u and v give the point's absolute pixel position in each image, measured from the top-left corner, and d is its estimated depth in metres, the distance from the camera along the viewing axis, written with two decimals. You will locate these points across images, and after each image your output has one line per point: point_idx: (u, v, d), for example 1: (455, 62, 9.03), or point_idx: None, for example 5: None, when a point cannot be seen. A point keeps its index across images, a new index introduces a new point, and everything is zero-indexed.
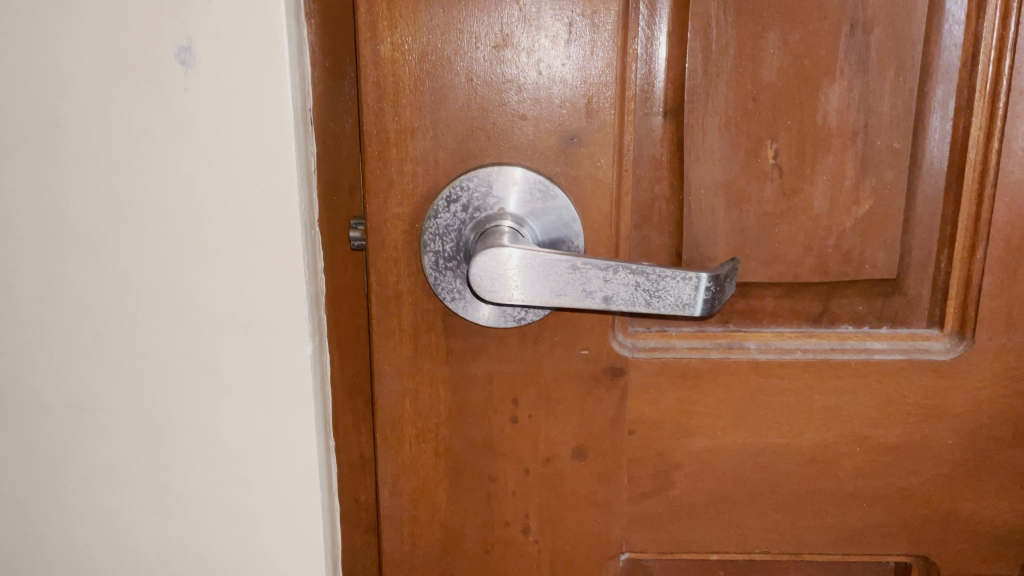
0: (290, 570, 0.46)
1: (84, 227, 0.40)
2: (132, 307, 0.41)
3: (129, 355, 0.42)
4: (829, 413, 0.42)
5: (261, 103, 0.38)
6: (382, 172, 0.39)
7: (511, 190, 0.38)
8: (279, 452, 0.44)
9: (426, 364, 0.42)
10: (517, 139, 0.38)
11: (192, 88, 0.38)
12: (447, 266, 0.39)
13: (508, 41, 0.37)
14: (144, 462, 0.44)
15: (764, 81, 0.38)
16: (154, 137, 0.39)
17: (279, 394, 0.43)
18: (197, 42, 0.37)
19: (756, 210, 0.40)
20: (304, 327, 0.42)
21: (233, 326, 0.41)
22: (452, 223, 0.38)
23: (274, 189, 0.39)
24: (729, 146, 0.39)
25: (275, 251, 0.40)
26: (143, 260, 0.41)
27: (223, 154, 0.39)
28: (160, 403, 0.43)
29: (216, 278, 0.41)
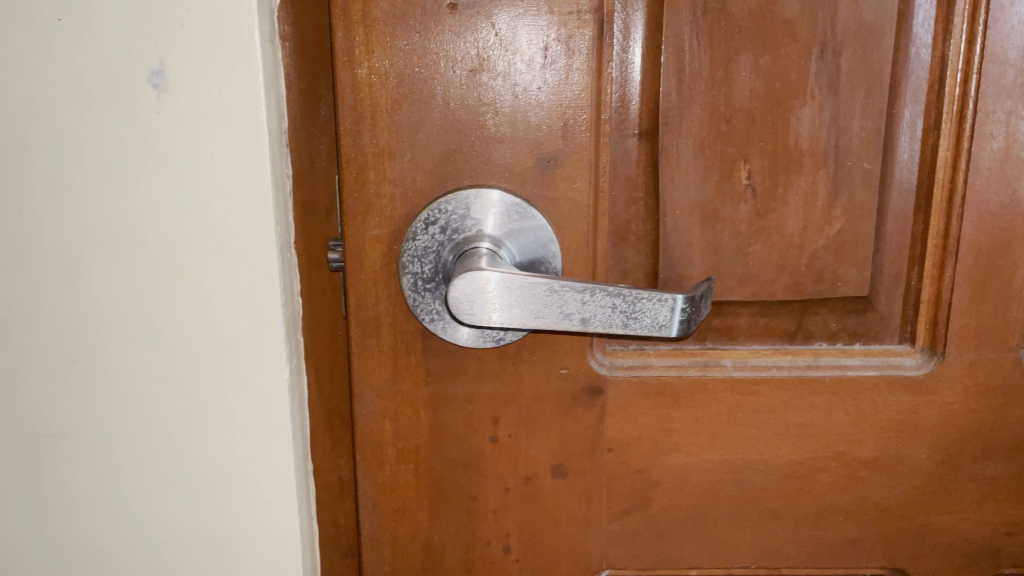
0: None
1: (56, 250, 0.40)
2: (106, 331, 0.41)
3: (104, 379, 0.42)
4: (805, 429, 0.43)
5: (235, 126, 0.38)
6: (359, 194, 0.39)
7: (489, 212, 0.38)
8: (257, 475, 0.43)
9: (406, 386, 0.42)
10: (494, 162, 0.39)
11: (166, 111, 0.38)
12: (426, 287, 0.39)
13: (484, 65, 0.37)
14: (121, 488, 0.44)
15: (737, 103, 0.39)
16: (128, 161, 0.38)
17: (255, 416, 0.42)
18: (168, 65, 0.37)
19: (731, 230, 0.41)
20: (280, 350, 0.42)
21: (208, 349, 0.41)
22: (431, 245, 0.39)
23: (249, 212, 0.39)
24: (703, 167, 0.40)
25: (251, 274, 0.40)
26: (118, 284, 0.40)
27: (197, 177, 0.39)
28: (135, 427, 0.43)
29: (192, 302, 0.40)
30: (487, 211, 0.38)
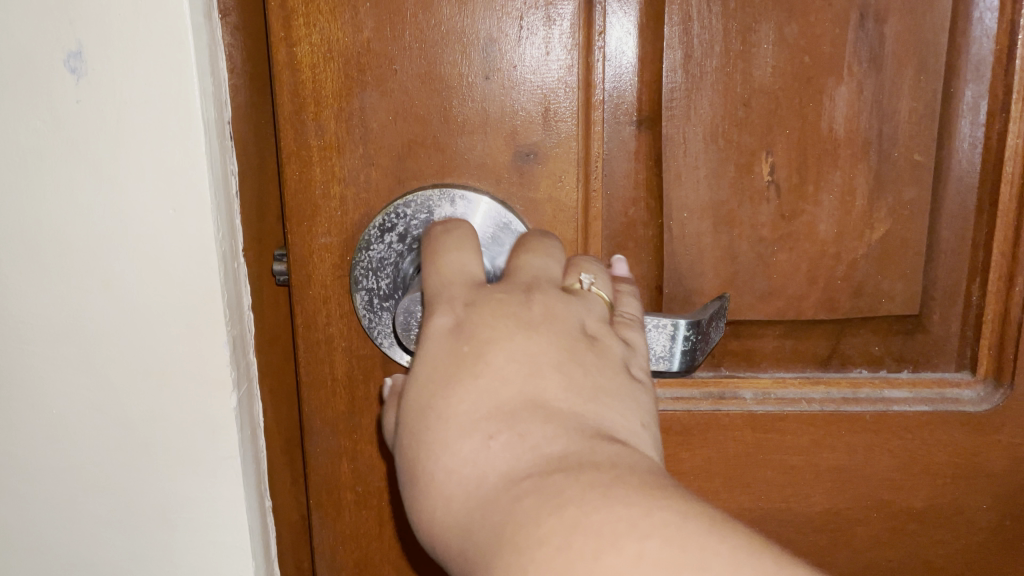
0: None
1: None
2: (17, 370, 0.33)
3: (19, 423, 0.34)
4: (841, 474, 0.36)
5: (165, 113, 0.30)
6: (304, 196, 0.33)
7: (455, 216, 0.32)
8: (206, 537, 0.36)
9: (365, 420, 0.36)
10: (462, 156, 0.32)
11: (85, 99, 0.29)
12: (383, 306, 0.33)
13: (448, 39, 0.31)
14: (44, 556, 0.36)
15: (757, 82, 0.32)
16: (38, 161, 0.30)
17: (201, 459, 0.34)
18: (89, 46, 0.29)
19: (750, 235, 0.34)
20: (226, 377, 0.33)
21: (141, 384, 0.33)
22: (388, 255, 0.33)
23: (185, 215, 0.31)
24: (717, 160, 0.33)
25: (188, 289, 0.32)
26: (34, 311, 0.32)
27: (122, 177, 0.30)
28: (60, 482, 0.35)
29: (120, 332, 0.32)
30: (454, 215, 0.32)
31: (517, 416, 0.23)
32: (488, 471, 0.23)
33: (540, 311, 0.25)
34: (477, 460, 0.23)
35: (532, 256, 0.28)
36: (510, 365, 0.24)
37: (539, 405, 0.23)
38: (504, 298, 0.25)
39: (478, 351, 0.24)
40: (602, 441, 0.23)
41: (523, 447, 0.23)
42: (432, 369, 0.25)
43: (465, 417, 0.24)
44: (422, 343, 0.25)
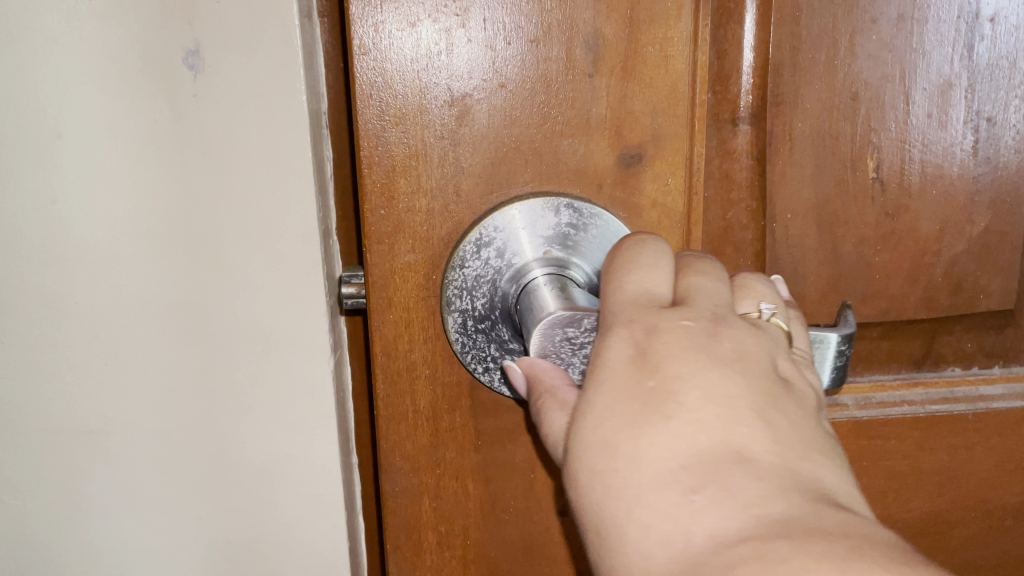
0: None
1: (48, 284, 0.30)
2: (107, 372, 0.31)
3: (110, 433, 0.32)
4: (941, 475, 0.35)
5: (278, 107, 0.28)
6: (386, 210, 0.29)
7: (557, 227, 0.29)
8: (303, 532, 0.34)
9: (449, 454, 0.32)
10: (562, 160, 0.29)
11: (198, 95, 0.28)
12: (477, 328, 0.30)
13: (551, 34, 0.28)
14: (125, 553, 0.34)
15: (865, 75, 0.31)
16: (144, 159, 0.28)
17: (301, 451, 0.33)
18: (203, 41, 0.27)
19: (853, 235, 0.32)
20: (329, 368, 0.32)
21: (245, 377, 0.31)
22: (485, 273, 0.29)
23: (294, 206, 0.29)
24: (821, 158, 0.31)
25: (292, 279, 0.30)
26: (129, 317, 0.30)
27: (231, 170, 0.29)
28: (152, 489, 0.33)
29: (213, 329, 0.31)
30: (555, 224, 0.29)
31: (724, 470, 0.18)
32: (690, 535, 0.18)
33: (732, 341, 0.20)
34: (677, 521, 0.18)
35: (705, 277, 0.22)
36: (705, 407, 0.19)
37: (747, 459, 0.18)
38: (689, 324, 0.20)
39: (667, 386, 0.19)
40: (828, 507, 0.18)
41: (731, 508, 0.18)
42: (607, 405, 0.20)
43: (657, 465, 0.19)
44: (596, 374, 0.21)
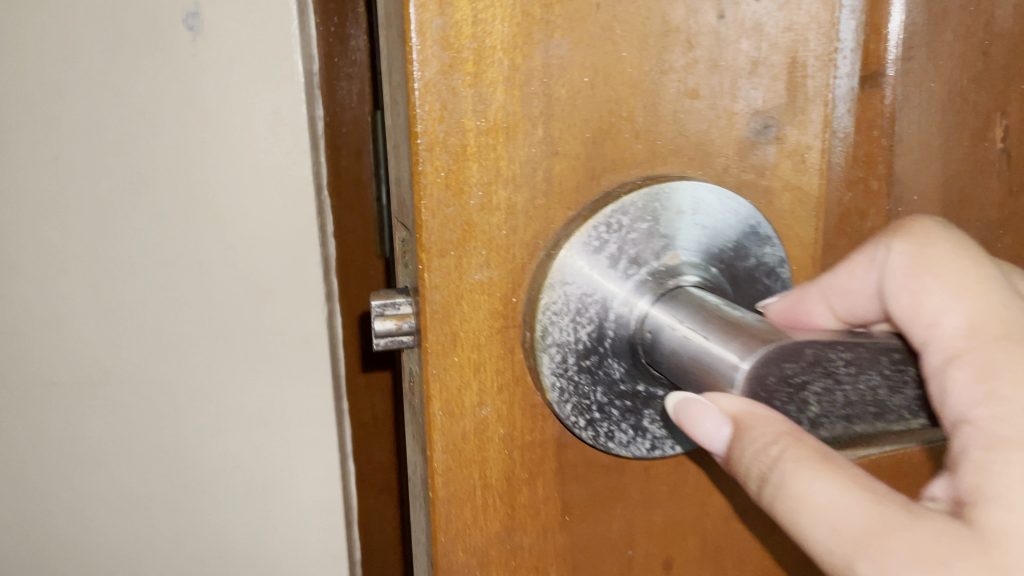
0: (311, 516, 0.47)
1: (89, 212, 0.39)
2: (145, 288, 0.41)
3: (137, 336, 0.42)
4: None
5: (269, 71, 0.38)
6: (451, 210, 0.20)
7: (682, 215, 0.22)
8: (296, 416, 0.45)
9: (528, 539, 0.24)
10: (683, 133, 0.22)
11: (202, 54, 0.37)
12: (578, 367, 0.21)
13: None
14: (143, 484, 0.45)
15: (1002, 26, 0.25)
16: (162, 108, 0.38)
17: (295, 347, 0.43)
18: (203, 9, 0.36)
19: (980, 219, 0.27)
20: (320, 282, 0.42)
21: (252, 292, 0.41)
22: (589, 290, 0.21)
23: (287, 151, 0.39)
24: (954, 129, 0.26)
25: (289, 210, 0.40)
26: (153, 240, 0.40)
27: (234, 121, 0.38)
28: (170, 381, 0.43)
29: (225, 250, 0.40)
30: (680, 210, 0.22)
31: None
32: None
33: None
34: None
35: None
36: None
37: None
38: None
39: None
40: None
41: None
42: None
43: None
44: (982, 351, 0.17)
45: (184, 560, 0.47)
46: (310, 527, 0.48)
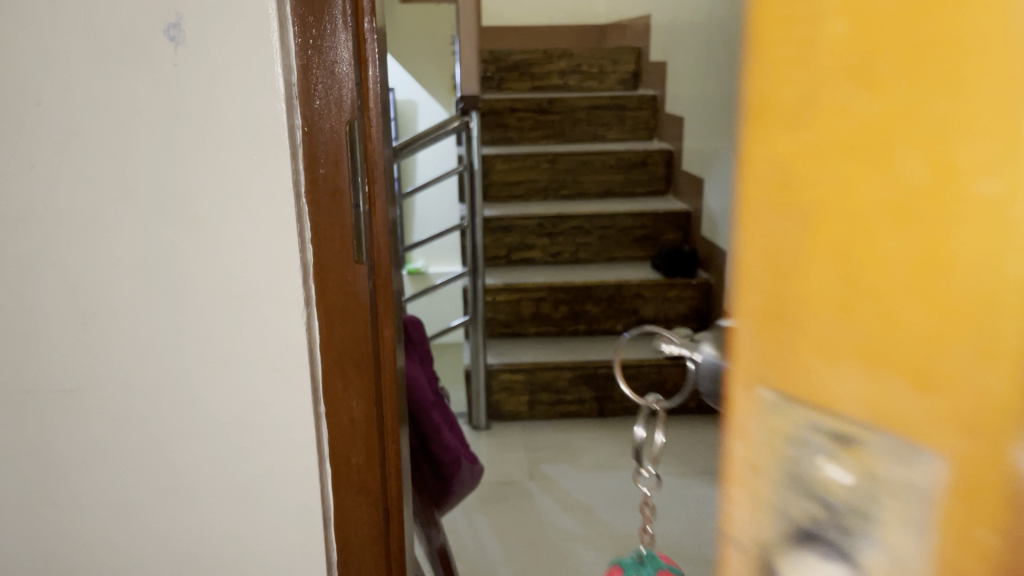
0: (280, 390, 0.87)
1: (144, 168, 0.79)
2: (173, 215, 0.81)
3: (167, 233, 0.81)
4: None
5: (246, 110, 0.78)
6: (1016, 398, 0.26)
7: None
8: (265, 311, 0.84)
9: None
10: None
11: (179, 62, 0.76)
12: None
13: None
14: (164, 323, 0.84)
15: None
16: (171, 104, 0.77)
17: (278, 290, 0.83)
18: (178, 22, 0.75)
19: None
20: (294, 263, 0.83)
21: (252, 259, 0.82)
22: None
23: (265, 165, 0.79)
24: None
25: (269, 212, 0.81)
26: (177, 182, 0.80)
27: (216, 125, 0.78)
28: (181, 262, 0.82)
29: (226, 213, 0.81)
30: None
31: None
32: None
33: None
34: None
35: None
36: None
37: None
38: None
39: None
40: None
41: None
42: None
43: None
44: None
45: (190, 384, 0.86)
46: (280, 396, 0.87)
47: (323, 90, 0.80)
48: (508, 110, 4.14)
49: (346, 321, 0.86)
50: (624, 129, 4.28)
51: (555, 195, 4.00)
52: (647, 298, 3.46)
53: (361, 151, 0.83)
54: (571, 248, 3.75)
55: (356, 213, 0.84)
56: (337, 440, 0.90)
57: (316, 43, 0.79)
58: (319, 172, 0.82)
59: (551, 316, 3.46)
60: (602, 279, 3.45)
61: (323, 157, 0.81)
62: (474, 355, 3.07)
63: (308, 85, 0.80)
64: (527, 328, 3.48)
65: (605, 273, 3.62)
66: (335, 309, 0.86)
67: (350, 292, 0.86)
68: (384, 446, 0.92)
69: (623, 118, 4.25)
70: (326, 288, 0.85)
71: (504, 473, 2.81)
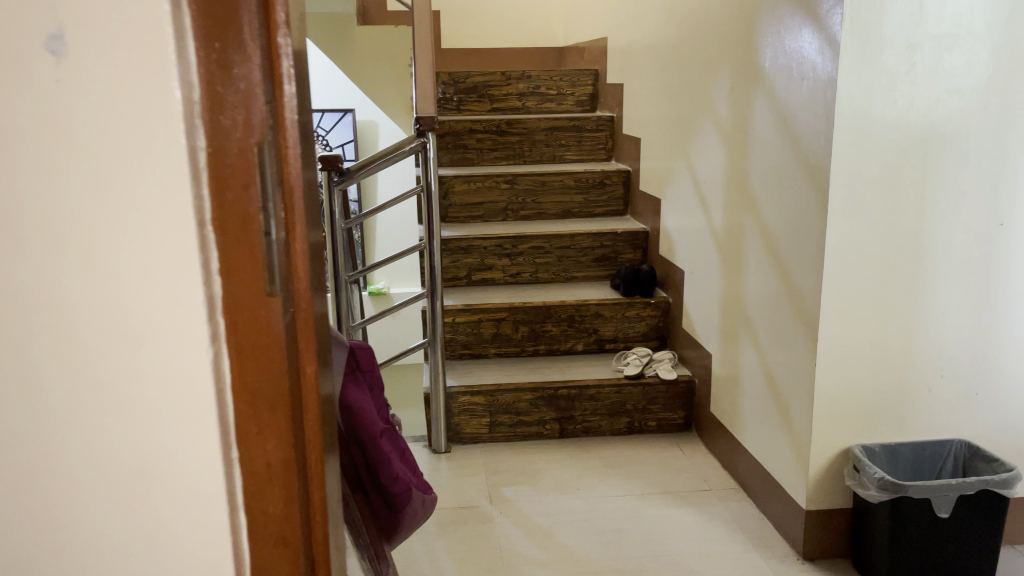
0: (188, 474, 0.70)
1: (18, 205, 0.64)
2: (55, 260, 0.65)
3: (47, 284, 0.65)
4: None
5: (142, 128, 0.63)
6: None
7: None
8: (166, 376, 0.68)
9: None
10: None
11: (62, 75, 0.62)
12: None
13: None
14: (44, 398, 0.67)
15: None
16: (51, 126, 0.63)
17: (182, 347, 0.67)
18: (59, 28, 0.61)
19: None
20: (203, 315, 0.67)
21: (150, 311, 0.66)
22: None
23: (166, 194, 0.64)
24: None
25: (171, 252, 0.65)
26: (59, 223, 0.64)
27: (106, 149, 0.63)
28: (65, 321, 0.66)
29: (118, 255, 0.65)
30: None
31: None
32: None
33: None
34: None
35: None
36: None
37: None
38: None
39: None
40: None
41: None
42: None
43: None
44: None
45: (76, 471, 0.69)
46: (186, 482, 0.70)
47: (232, 98, 0.63)
48: (467, 131, 4.14)
49: (265, 391, 0.68)
50: (582, 149, 4.31)
51: (514, 215, 4.00)
52: (606, 317, 3.46)
53: (279, 174, 0.66)
54: (531, 268, 3.73)
55: (275, 253, 0.66)
56: (259, 541, 0.71)
57: (223, 46, 0.62)
58: (225, 198, 0.64)
59: (511, 337, 3.43)
60: (561, 300, 3.45)
61: (229, 182, 0.64)
62: (433, 377, 3.02)
63: (213, 92, 0.62)
64: (488, 349, 3.43)
65: (564, 293, 3.62)
66: (252, 373, 0.68)
67: (266, 355, 0.67)
68: (312, 542, 0.74)
69: (580, 138, 4.29)
70: (240, 349, 0.67)
71: (463, 497, 2.77)
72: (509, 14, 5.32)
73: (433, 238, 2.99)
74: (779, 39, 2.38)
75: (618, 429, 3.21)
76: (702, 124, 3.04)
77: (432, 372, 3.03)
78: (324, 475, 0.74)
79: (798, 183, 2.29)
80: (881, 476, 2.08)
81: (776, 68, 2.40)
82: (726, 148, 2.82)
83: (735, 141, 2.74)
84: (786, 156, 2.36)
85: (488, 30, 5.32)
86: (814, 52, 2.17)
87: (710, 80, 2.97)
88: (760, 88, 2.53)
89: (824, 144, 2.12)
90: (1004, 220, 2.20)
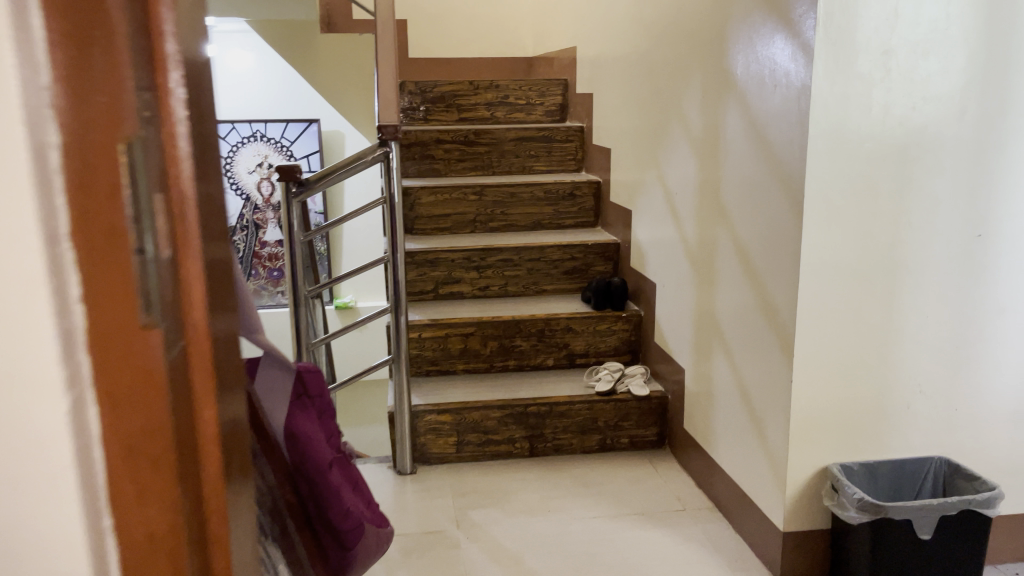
0: (54, 536, 0.59)
1: None
2: None
3: None
4: None
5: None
6: None
7: None
8: (22, 418, 0.57)
9: None
10: None
11: None
12: None
13: None
14: None
15: None
16: None
17: (41, 385, 0.56)
18: None
19: None
20: (62, 347, 0.56)
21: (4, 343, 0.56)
22: None
23: (10, 202, 0.53)
24: None
25: (22, 272, 0.55)
26: None
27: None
28: None
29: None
30: None
31: None
32: None
33: None
34: None
35: None
36: None
37: None
38: None
39: None
40: None
41: None
42: None
43: None
44: None
45: None
46: (52, 546, 0.59)
47: (93, 86, 0.53)
48: (434, 141, 4.05)
49: (140, 435, 0.58)
50: (552, 160, 4.23)
51: (482, 227, 3.90)
52: (577, 332, 3.37)
53: (153, 176, 0.56)
54: (500, 281, 3.63)
55: (151, 270, 0.56)
56: None
57: (82, 24, 0.52)
58: (87, 205, 0.54)
59: (479, 352, 3.32)
60: (531, 313, 3.35)
61: (92, 184, 0.54)
62: (397, 396, 2.90)
63: (70, 80, 0.53)
64: (455, 365, 3.32)
65: (534, 306, 3.52)
66: (125, 413, 0.57)
67: (144, 392, 0.57)
68: None
69: (550, 148, 4.20)
70: (111, 383, 0.57)
71: (428, 521, 2.65)
72: (477, 23, 5.24)
73: (396, 251, 2.88)
74: (750, 46, 2.31)
75: (590, 447, 3.12)
76: (673, 134, 2.97)
77: (397, 390, 2.91)
78: (221, 531, 0.64)
79: (772, 193, 2.22)
80: (861, 497, 2.01)
81: (748, 76, 2.33)
82: (697, 157, 2.75)
83: (706, 151, 2.68)
84: (759, 165, 2.29)
85: (456, 39, 5.24)
86: (787, 58, 2.10)
87: (680, 89, 2.90)
88: (731, 96, 2.46)
89: (798, 153, 2.05)
90: (982, 230, 2.14)
